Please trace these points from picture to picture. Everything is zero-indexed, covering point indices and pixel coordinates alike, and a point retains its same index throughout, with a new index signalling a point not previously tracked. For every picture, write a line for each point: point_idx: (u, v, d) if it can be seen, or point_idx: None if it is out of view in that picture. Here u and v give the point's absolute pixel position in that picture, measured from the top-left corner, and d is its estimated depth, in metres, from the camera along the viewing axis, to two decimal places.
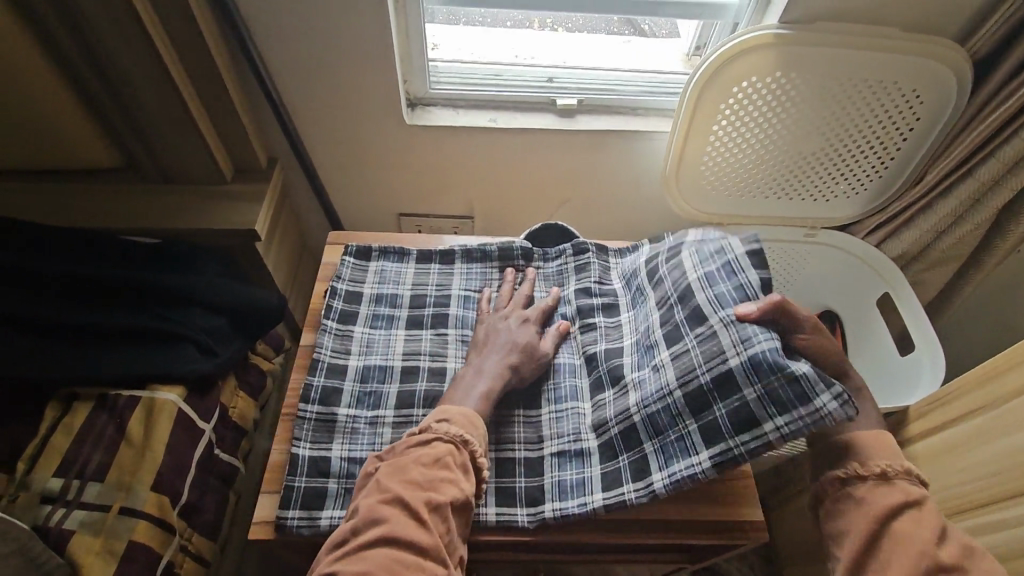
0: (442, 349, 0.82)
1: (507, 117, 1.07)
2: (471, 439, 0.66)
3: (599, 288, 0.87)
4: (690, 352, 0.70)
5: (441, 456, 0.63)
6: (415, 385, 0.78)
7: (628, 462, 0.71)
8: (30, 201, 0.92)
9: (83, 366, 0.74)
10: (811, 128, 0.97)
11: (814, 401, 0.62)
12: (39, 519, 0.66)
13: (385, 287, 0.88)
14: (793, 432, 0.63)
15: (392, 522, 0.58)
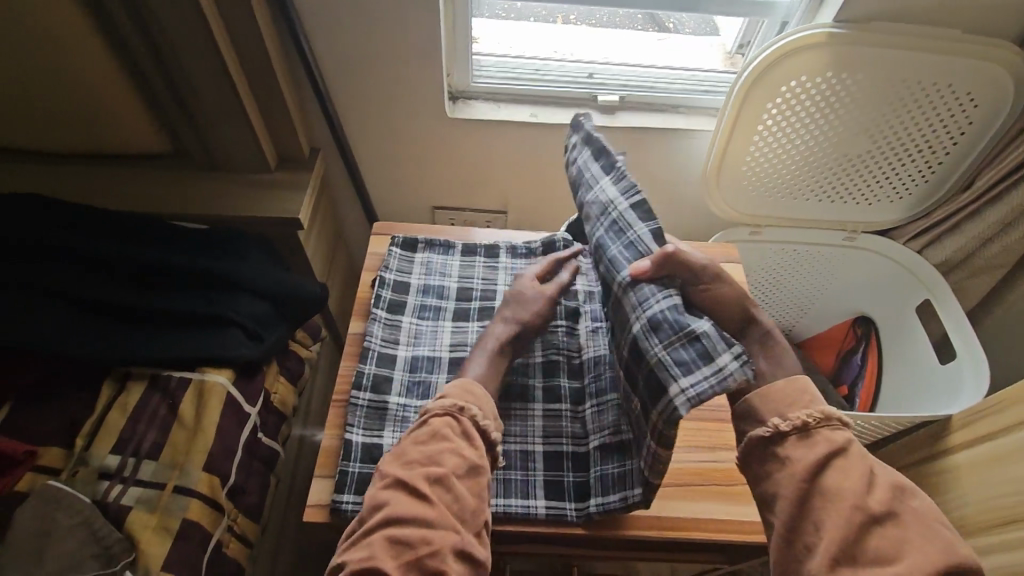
0: None
1: (548, 113, 1.07)
2: (466, 406, 0.66)
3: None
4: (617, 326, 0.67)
5: (437, 429, 0.64)
6: None
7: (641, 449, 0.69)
8: (85, 183, 0.95)
9: (138, 346, 0.76)
10: (857, 127, 0.96)
11: (714, 361, 0.55)
12: (97, 494, 0.68)
13: (432, 279, 0.88)
14: (699, 394, 0.54)
15: (393, 502, 0.59)
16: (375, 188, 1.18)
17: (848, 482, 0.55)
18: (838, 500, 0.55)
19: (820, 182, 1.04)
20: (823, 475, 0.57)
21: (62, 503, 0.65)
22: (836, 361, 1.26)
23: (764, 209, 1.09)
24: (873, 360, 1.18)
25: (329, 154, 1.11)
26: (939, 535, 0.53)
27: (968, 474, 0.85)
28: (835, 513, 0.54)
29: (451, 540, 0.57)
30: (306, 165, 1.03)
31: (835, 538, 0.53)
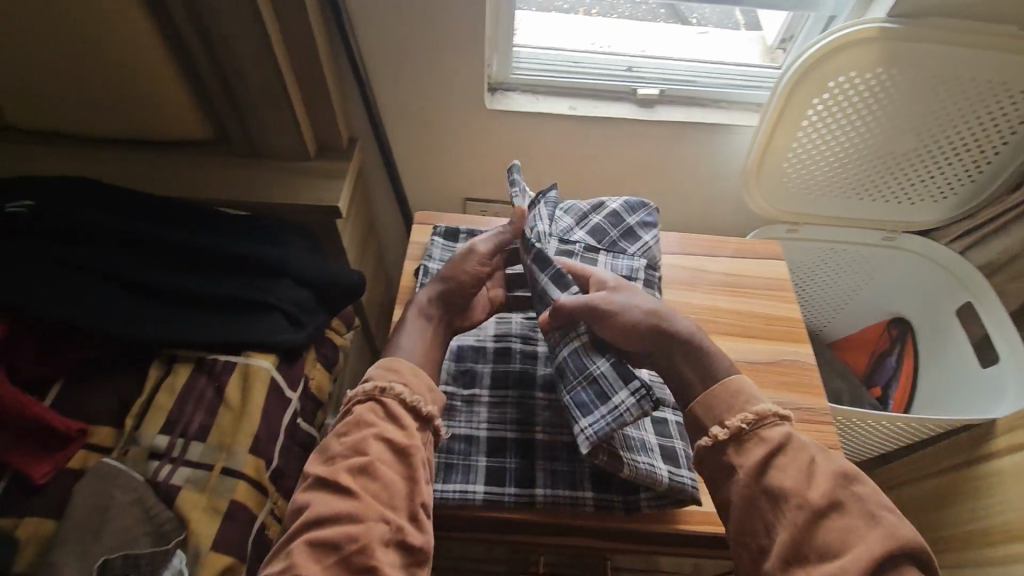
0: (533, 332, 0.83)
1: (587, 106, 1.06)
2: (389, 386, 0.64)
3: (612, 250, 0.84)
4: None
5: (360, 415, 0.62)
6: (508, 366, 0.79)
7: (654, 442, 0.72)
8: (130, 168, 0.96)
9: (184, 329, 0.77)
10: (903, 125, 0.95)
11: (611, 399, 0.60)
12: (147, 473, 0.69)
13: None
14: (597, 432, 0.61)
15: (313, 502, 0.58)
16: (409, 179, 1.18)
17: (787, 480, 0.54)
18: (782, 501, 0.54)
19: (860, 180, 1.03)
20: (767, 475, 0.55)
21: (116, 480, 0.66)
22: (869, 363, 1.24)
23: (802, 207, 1.08)
24: (909, 361, 1.16)
25: (365, 143, 1.10)
26: (882, 522, 0.52)
27: (1014, 479, 0.83)
28: (781, 513, 0.53)
29: (379, 530, 0.56)
30: (345, 154, 1.03)
31: (786, 539, 0.52)
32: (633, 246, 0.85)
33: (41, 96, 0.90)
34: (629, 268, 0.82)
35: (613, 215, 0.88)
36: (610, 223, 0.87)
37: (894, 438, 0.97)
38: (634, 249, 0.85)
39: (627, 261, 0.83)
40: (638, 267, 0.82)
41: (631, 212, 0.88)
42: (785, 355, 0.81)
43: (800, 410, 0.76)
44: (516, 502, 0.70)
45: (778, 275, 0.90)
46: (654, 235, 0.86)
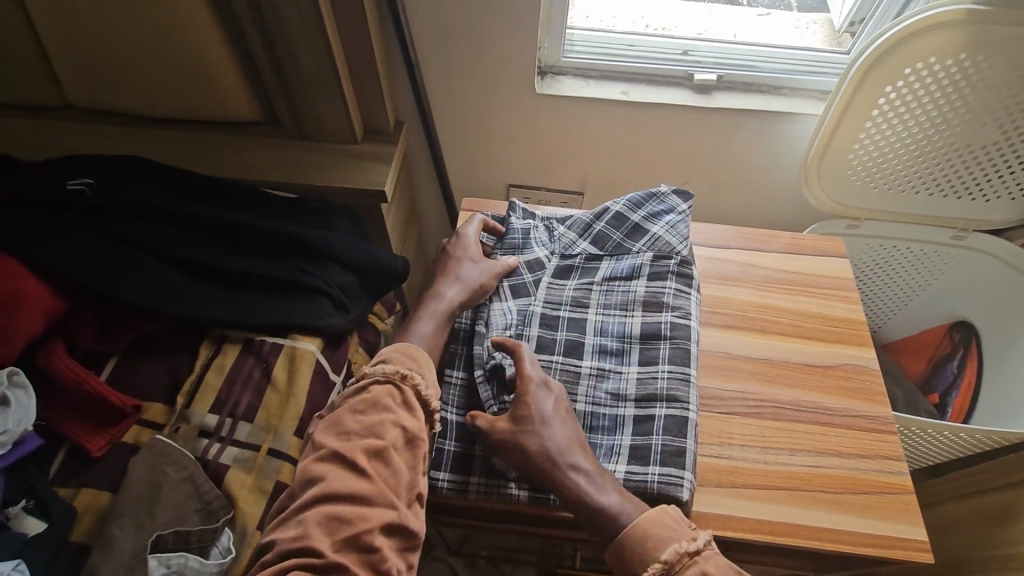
0: (585, 300, 0.77)
1: (639, 91, 1.02)
2: (410, 374, 0.66)
3: (616, 253, 0.80)
4: (552, 370, 0.72)
5: (379, 399, 0.64)
6: (552, 358, 0.73)
7: (660, 443, 0.66)
8: (180, 148, 0.97)
9: (233, 310, 0.78)
10: (984, 115, 0.88)
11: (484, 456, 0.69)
12: (197, 451, 0.71)
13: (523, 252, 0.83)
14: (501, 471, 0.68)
15: (328, 477, 0.60)
16: (452, 163, 1.16)
17: None
18: None
19: (932, 174, 0.96)
20: None
21: (168, 457, 0.68)
22: (926, 367, 1.17)
23: (866, 202, 1.01)
24: (972, 367, 1.08)
25: (410, 126, 1.09)
26: None
27: None
28: None
29: (386, 515, 0.58)
30: (391, 138, 1.02)
31: None
32: (639, 242, 0.80)
33: (100, 75, 0.91)
34: (631, 267, 0.78)
35: (616, 217, 0.82)
36: (614, 226, 0.81)
37: (952, 448, 0.92)
38: (640, 245, 0.79)
39: (630, 261, 0.78)
40: (642, 264, 0.78)
41: (636, 208, 0.82)
42: (845, 359, 0.77)
43: (861, 418, 0.72)
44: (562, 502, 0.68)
45: (839, 274, 0.85)
46: (665, 224, 0.80)
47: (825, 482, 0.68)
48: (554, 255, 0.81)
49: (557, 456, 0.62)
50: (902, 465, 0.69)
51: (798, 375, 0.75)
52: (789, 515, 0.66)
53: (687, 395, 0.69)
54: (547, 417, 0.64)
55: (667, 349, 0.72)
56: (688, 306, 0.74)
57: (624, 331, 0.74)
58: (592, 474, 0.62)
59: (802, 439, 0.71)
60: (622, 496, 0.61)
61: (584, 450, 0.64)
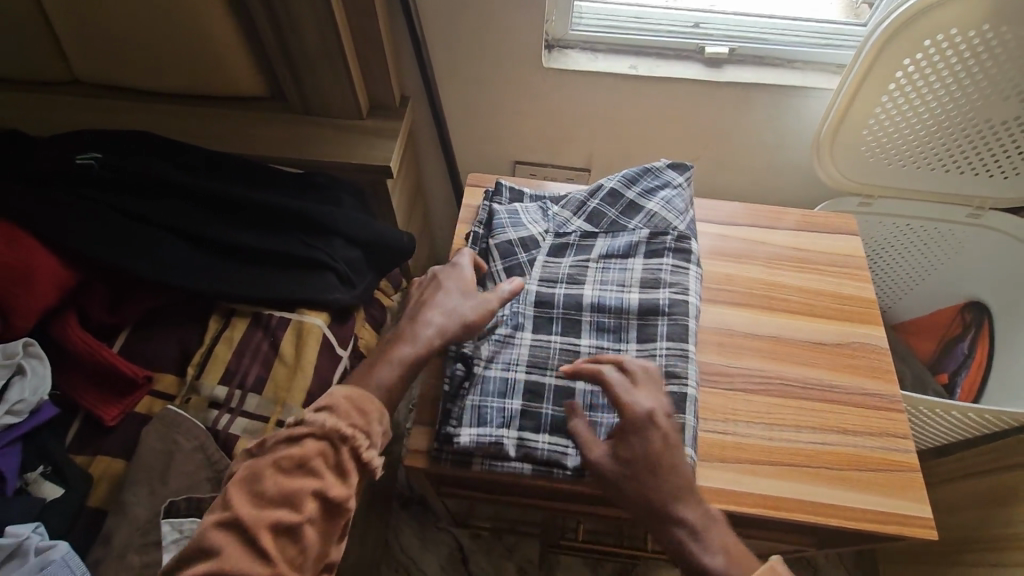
0: (581, 276, 0.76)
1: (648, 65, 1.00)
2: (352, 434, 0.60)
3: (611, 230, 0.79)
4: (549, 347, 0.72)
5: (309, 459, 0.58)
6: (549, 337, 0.73)
7: None
8: (186, 123, 0.97)
9: (239, 284, 0.79)
10: (1006, 89, 0.86)
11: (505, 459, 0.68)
12: (207, 421, 0.72)
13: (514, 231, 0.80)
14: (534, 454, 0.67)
15: (225, 552, 0.54)
16: (458, 139, 1.16)
17: None
18: None
19: (949, 150, 0.94)
20: None
21: (179, 427, 0.69)
22: (937, 348, 1.16)
23: (879, 179, 0.99)
24: (983, 348, 1.07)
25: (417, 102, 1.08)
26: None
27: None
28: None
29: None
30: (397, 113, 1.01)
31: None
32: (635, 219, 0.79)
33: (106, 49, 0.91)
34: (627, 244, 0.77)
35: (612, 194, 0.81)
36: (609, 203, 0.80)
37: (958, 429, 0.92)
38: (636, 223, 0.79)
39: (626, 238, 0.78)
40: (639, 241, 0.77)
41: (631, 184, 0.82)
42: (853, 337, 0.76)
43: (866, 395, 0.72)
44: (567, 476, 0.68)
45: (850, 252, 0.84)
46: (660, 199, 0.80)
47: (830, 458, 0.68)
48: (548, 233, 0.80)
49: (660, 506, 0.60)
50: (907, 443, 0.69)
51: (804, 352, 0.75)
52: (792, 489, 0.66)
53: (685, 370, 0.69)
54: (655, 462, 0.61)
55: (666, 326, 0.72)
56: (686, 282, 0.74)
57: (622, 306, 0.74)
58: (698, 528, 0.59)
59: (807, 416, 0.71)
60: (726, 553, 0.58)
61: (691, 499, 0.60)
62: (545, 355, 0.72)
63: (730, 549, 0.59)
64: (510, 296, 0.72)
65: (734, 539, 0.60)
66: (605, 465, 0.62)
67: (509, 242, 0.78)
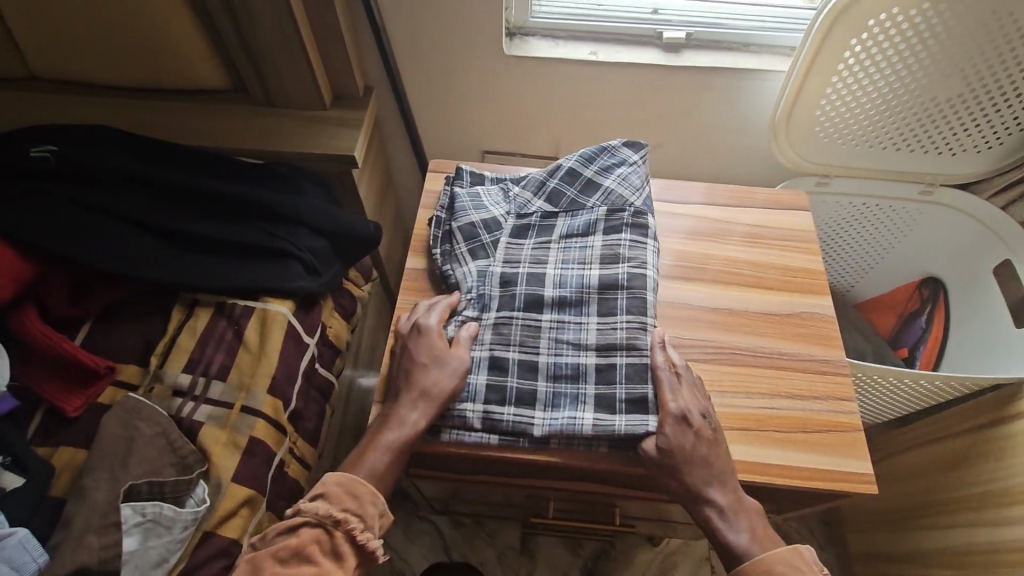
0: (544, 256, 0.78)
1: (608, 51, 1.01)
2: (345, 517, 0.60)
3: (571, 209, 0.81)
4: (512, 326, 0.73)
5: (303, 546, 0.59)
6: (512, 314, 0.74)
7: (624, 393, 0.68)
8: (146, 116, 0.97)
9: (201, 274, 0.79)
10: (949, 67, 0.88)
11: (470, 430, 0.69)
12: (172, 409, 0.73)
13: (477, 214, 0.81)
14: (494, 421, 0.69)
15: None
16: (424, 128, 1.17)
17: None
18: None
19: (898, 128, 0.97)
20: None
21: (142, 414, 0.69)
22: (897, 324, 1.20)
23: (832, 159, 1.02)
24: (940, 322, 1.11)
25: (381, 92, 1.09)
26: None
27: None
28: None
29: None
30: (359, 103, 1.02)
31: None
32: (593, 197, 0.81)
33: (60, 44, 0.90)
34: (587, 223, 0.79)
35: (570, 174, 0.83)
36: (567, 183, 0.82)
37: (907, 399, 0.95)
38: (594, 200, 0.80)
39: (586, 216, 0.79)
40: (597, 219, 0.79)
41: (588, 163, 0.83)
42: (802, 307, 0.79)
43: (815, 361, 0.75)
44: (532, 444, 0.70)
45: (802, 226, 0.87)
46: (617, 176, 0.81)
47: (780, 422, 0.70)
48: (510, 215, 0.82)
49: (692, 490, 0.65)
50: (854, 405, 0.72)
51: (757, 323, 0.77)
52: (743, 453, 0.69)
53: (646, 342, 0.70)
54: (686, 455, 0.65)
55: (626, 299, 0.73)
56: (644, 256, 0.75)
57: (582, 282, 0.75)
58: (723, 507, 0.64)
59: (758, 383, 0.73)
60: (750, 532, 0.64)
61: (722, 484, 0.65)
62: (507, 332, 0.73)
63: (757, 530, 0.64)
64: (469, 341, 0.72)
65: (758, 520, 0.65)
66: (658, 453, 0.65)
67: (473, 225, 0.80)
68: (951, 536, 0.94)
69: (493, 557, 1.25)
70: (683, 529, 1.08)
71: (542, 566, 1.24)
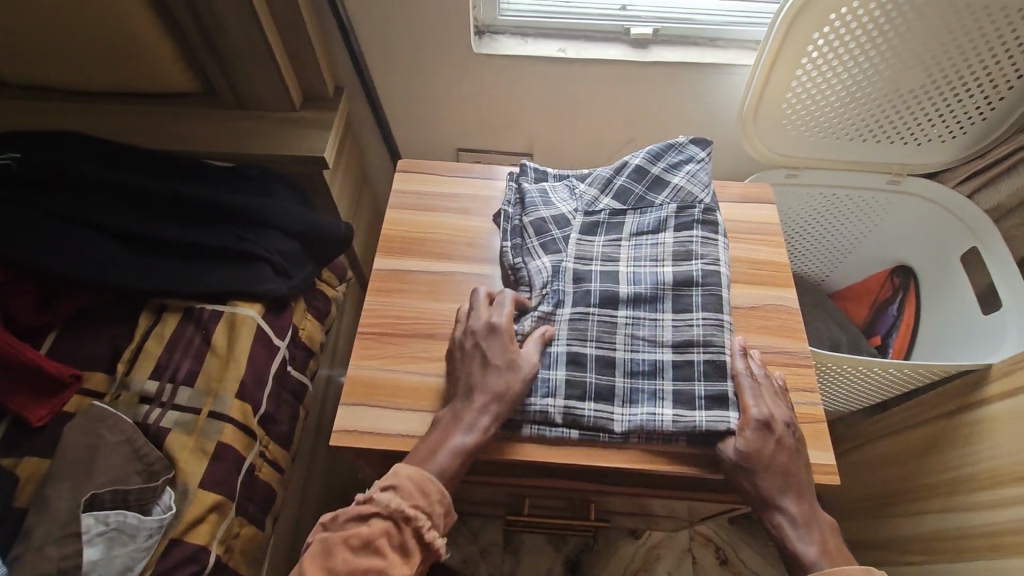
0: (615, 254, 0.77)
1: (578, 48, 1.01)
2: (416, 515, 0.57)
3: (639, 207, 0.79)
4: (588, 321, 0.71)
5: (373, 539, 0.56)
6: (589, 310, 0.72)
7: (704, 390, 0.67)
8: (112, 120, 0.96)
9: (169, 280, 0.78)
10: (912, 59, 0.89)
11: (552, 426, 0.67)
12: (139, 416, 0.73)
13: (547, 209, 0.79)
14: (568, 416, 0.67)
15: None
16: (398, 126, 1.17)
17: None
18: None
19: (865, 119, 0.98)
20: None
21: (106, 422, 0.69)
22: (870, 314, 1.22)
23: (802, 151, 1.03)
24: (911, 310, 1.13)
25: (352, 92, 1.09)
26: None
27: (1004, 426, 0.83)
28: None
29: None
30: (331, 104, 1.02)
31: None
32: (662, 194, 0.80)
33: (18, 48, 0.88)
34: (657, 221, 0.78)
35: (638, 170, 0.81)
36: (635, 180, 0.81)
37: (877, 387, 0.97)
38: (664, 198, 0.79)
39: (655, 214, 0.78)
40: (667, 216, 0.78)
41: (656, 160, 0.82)
42: (766, 299, 0.80)
43: (779, 353, 0.76)
44: (614, 438, 0.67)
45: (768, 220, 0.88)
46: (685, 173, 0.80)
47: None
48: (578, 212, 0.80)
49: (767, 497, 0.63)
50: (817, 396, 0.73)
51: None
52: None
53: (723, 340, 0.70)
54: (768, 462, 0.64)
55: (701, 297, 0.72)
56: (716, 254, 0.75)
57: (657, 280, 0.73)
58: (798, 519, 0.63)
59: None
60: (821, 547, 0.62)
61: (798, 494, 0.64)
62: (584, 328, 0.71)
63: (828, 544, 0.63)
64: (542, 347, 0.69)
65: (831, 537, 0.64)
66: (738, 452, 0.64)
67: (543, 220, 0.78)
68: (922, 522, 0.95)
69: (478, 554, 1.25)
70: (664, 520, 1.09)
71: (527, 562, 1.25)
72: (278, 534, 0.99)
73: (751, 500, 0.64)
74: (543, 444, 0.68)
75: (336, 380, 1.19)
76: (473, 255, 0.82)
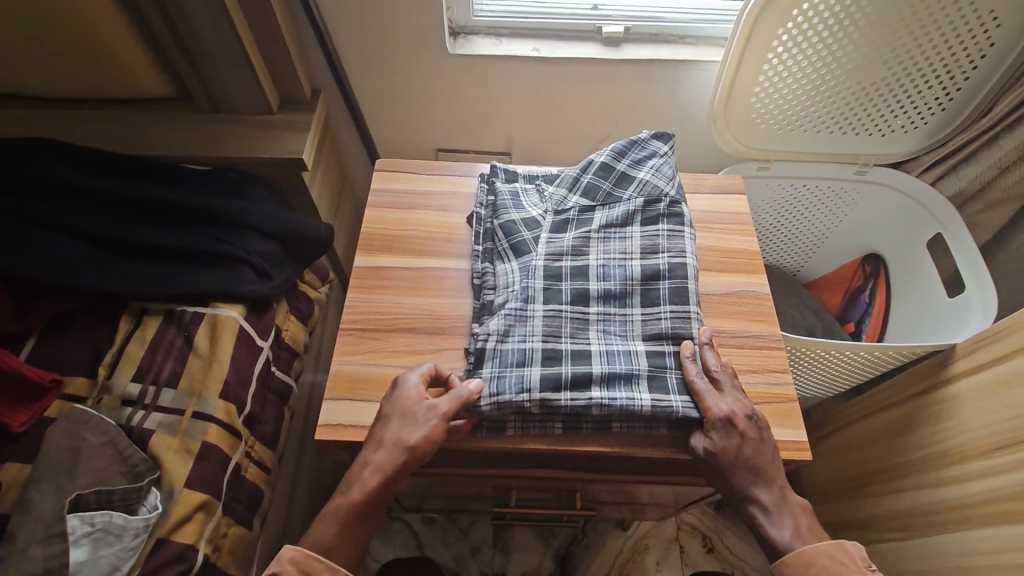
0: (585, 248, 0.78)
1: (550, 48, 1.02)
2: None
3: (608, 202, 0.81)
4: (561, 318, 0.72)
5: None
6: (561, 305, 0.73)
7: (676, 376, 0.70)
8: (86, 127, 0.96)
9: (149, 284, 0.79)
10: (871, 54, 0.93)
11: (530, 426, 0.69)
12: (122, 419, 0.73)
13: (516, 213, 0.81)
14: (551, 403, 0.67)
15: None
16: (378, 128, 1.18)
17: None
18: None
19: (829, 112, 1.01)
20: None
21: (89, 424, 0.69)
22: (843, 301, 1.25)
23: (772, 143, 1.06)
24: (882, 296, 1.16)
25: (330, 96, 1.10)
26: None
27: (970, 401, 0.86)
28: None
29: None
30: (309, 107, 1.03)
31: None
32: (628, 189, 0.82)
33: None
34: (625, 213, 0.79)
35: (603, 167, 0.83)
36: (601, 176, 0.83)
37: (848, 371, 1.00)
38: (630, 192, 0.81)
39: (623, 207, 0.80)
40: (635, 210, 0.80)
41: (620, 157, 0.84)
42: (739, 286, 0.82)
43: (750, 336, 0.78)
44: (593, 429, 0.69)
45: (738, 209, 0.90)
46: (650, 168, 0.83)
47: None
48: (548, 213, 0.81)
49: (738, 491, 0.65)
50: (788, 377, 0.75)
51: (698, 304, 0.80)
52: None
53: (690, 331, 0.72)
54: (743, 455, 0.65)
55: (668, 288, 0.75)
56: (683, 245, 0.77)
57: (626, 274, 0.76)
58: (776, 504, 0.65)
59: None
60: (795, 530, 0.64)
61: (768, 483, 0.65)
62: (558, 325, 0.72)
63: (802, 526, 0.65)
64: (468, 398, 0.66)
65: (804, 517, 0.66)
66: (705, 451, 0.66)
67: (512, 223, 0.79)
68: (898, 500, 0.98)
69: (468, 551, 1.26)
70: (650, 509, 1.11)
71: (517, 557, 1.26)
72: (266, 536, 0.99)
73: (726, 492, 0.67)
74: (527, 438, 0.69)
75: (320, 382, 1.19)
76: (452, 251, 0.84)
